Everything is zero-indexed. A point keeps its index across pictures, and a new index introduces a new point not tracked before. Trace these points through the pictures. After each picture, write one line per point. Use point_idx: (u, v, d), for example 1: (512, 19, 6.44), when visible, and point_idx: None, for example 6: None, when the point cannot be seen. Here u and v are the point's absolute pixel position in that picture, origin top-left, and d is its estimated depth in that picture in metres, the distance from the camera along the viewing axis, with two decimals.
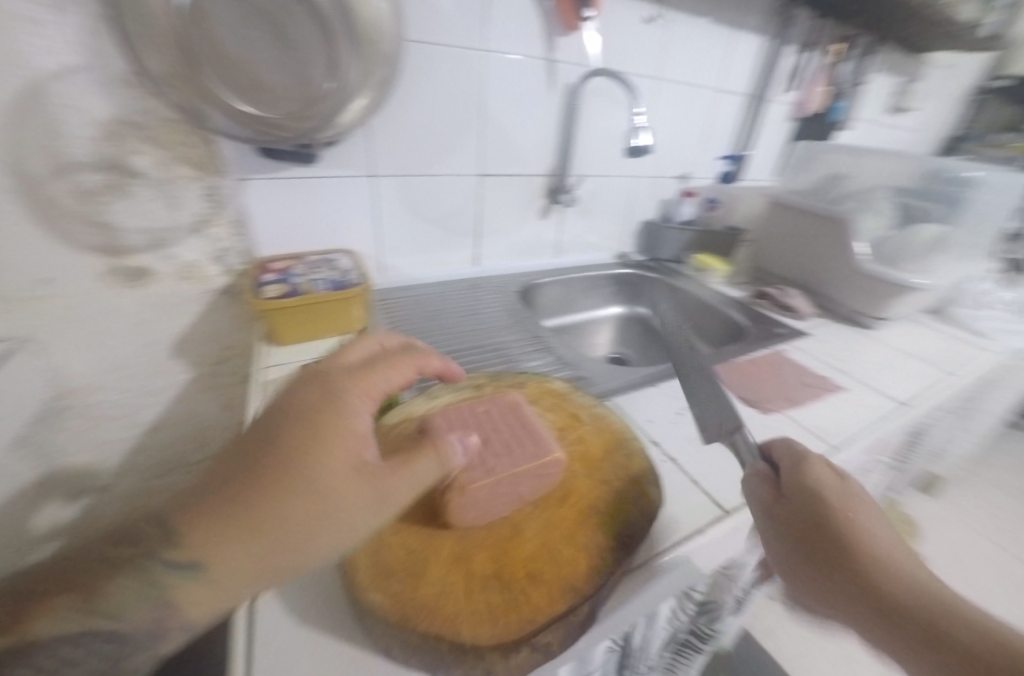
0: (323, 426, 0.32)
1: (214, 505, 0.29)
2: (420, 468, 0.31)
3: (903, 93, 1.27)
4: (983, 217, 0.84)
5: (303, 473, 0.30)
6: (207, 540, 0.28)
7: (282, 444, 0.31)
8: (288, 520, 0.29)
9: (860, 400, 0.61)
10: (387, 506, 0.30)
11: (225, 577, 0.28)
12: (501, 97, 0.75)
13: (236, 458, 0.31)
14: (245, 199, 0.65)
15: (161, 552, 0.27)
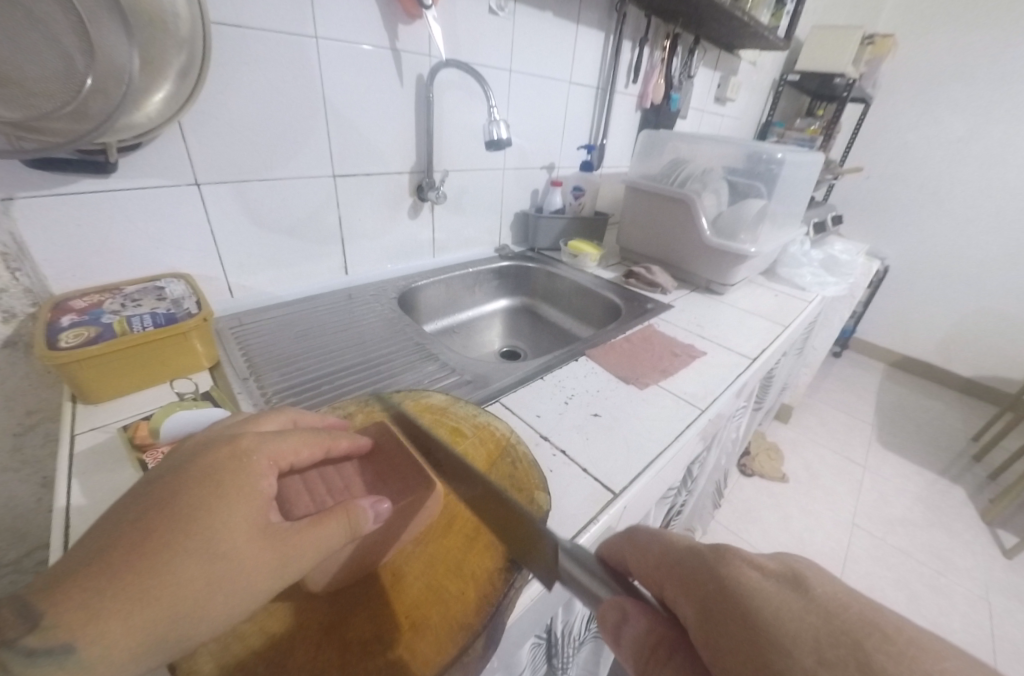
0: (233, 478, 0.27)
1: (90, 574, 0.22)
2: (324, 531, 0.27)
3: (722, 85, 1.46)
4: (790, 190, 1.00)
5: (209, 534, 0.24)
6: (83, 616, 0.21)
7: (178, 504, 0.25)
8: (184, 594, 0.23)
9: (717, 360, 0.69)
10: (289, 572, 0.26)
11: (108, 664, 0.21)
12: (343, 90, 0.68)
13: (121, 520, 0.24)
14: (16, 225, 0.49)
15: (20, 640, 0.19)
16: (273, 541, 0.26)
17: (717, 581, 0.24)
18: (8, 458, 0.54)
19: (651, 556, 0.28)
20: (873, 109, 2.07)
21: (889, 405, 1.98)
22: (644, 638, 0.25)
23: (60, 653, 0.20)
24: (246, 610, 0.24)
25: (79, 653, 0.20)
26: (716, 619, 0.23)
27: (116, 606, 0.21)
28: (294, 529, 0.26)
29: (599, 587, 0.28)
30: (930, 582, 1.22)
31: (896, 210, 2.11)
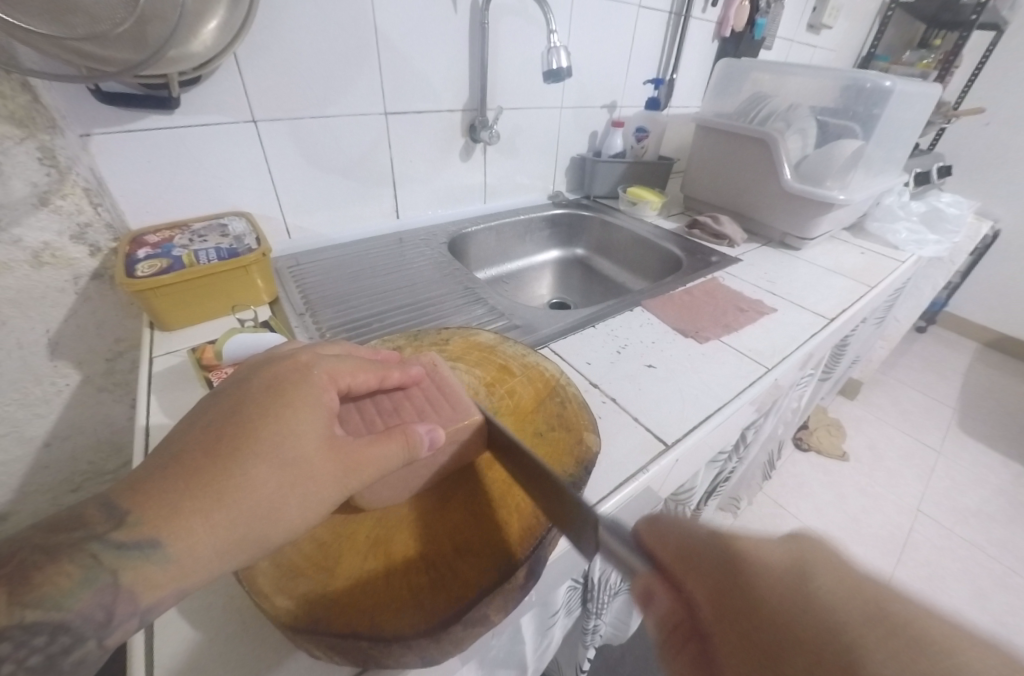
0: (294, 392, 0.27)
1: (171, 475, 0.23)
2: (381, 450, 0.27)
3: (819, 8, 1.26)
4: (895, 130, 0.86)
5: (275, 441, 0.25)
6: (166, 514, 0.22)
7: (244, 414, 0.25)
8: (255, 497, 0.23)
9: (788, 319, 0.63)
10: (350, 484, 0.26)
11: (193, 559, 0.22)
12: (397, 17, 0.64)
13: (193, 430, 0.25)
14: (95, 160, 0.52)
15: (109, 534, 0.21)
16: (335, 451, 0.26)
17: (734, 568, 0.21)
18: (102, 380, 0.60)
19: (670, 548, 0.23)
20: (1010, 36, 1.71)
21: (976, 388, 1.77)
22: (666, 620, 0.22)
23: (145, 547, 0.21)
24: (312, 518, 0.25)
25: (164, 547, 0.21)
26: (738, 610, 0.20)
27: (195, 505, 0.22)
28: (354, 444, 0.26)
29: (635, 561, 0.24)
30: (1001, 579, 1.13)
31: (1021, 163, 1.79)
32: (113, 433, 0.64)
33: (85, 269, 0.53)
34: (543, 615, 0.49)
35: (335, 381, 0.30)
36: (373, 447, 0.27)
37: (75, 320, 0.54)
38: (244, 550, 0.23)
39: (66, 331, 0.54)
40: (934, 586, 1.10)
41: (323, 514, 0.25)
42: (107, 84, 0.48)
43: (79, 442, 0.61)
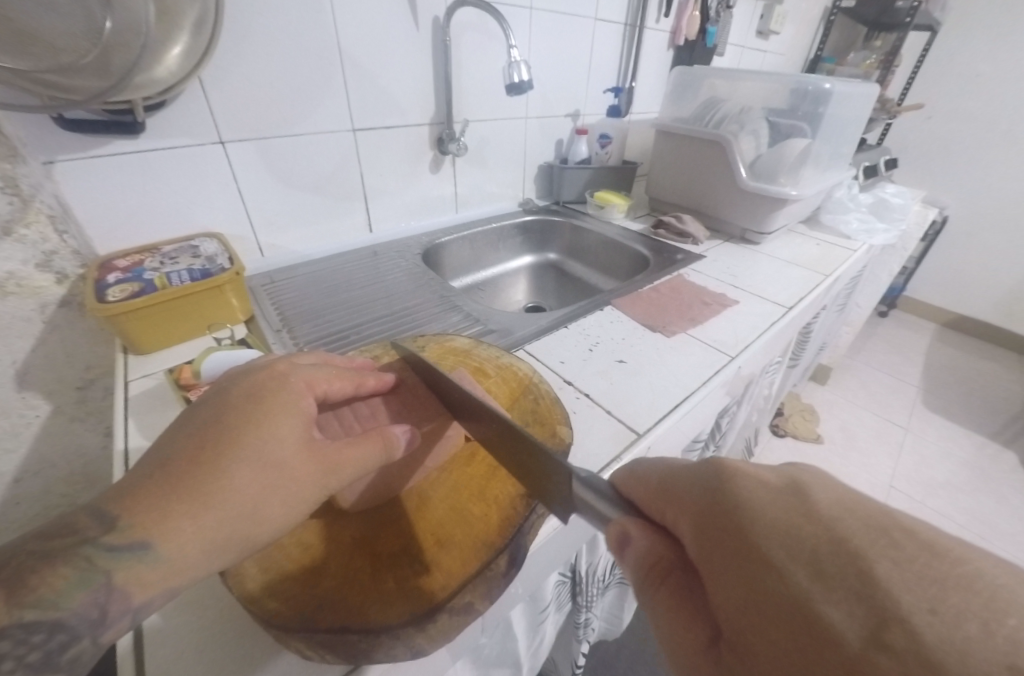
0: (275, 398, 0.28)
1: (157, 482, 0.24)
2: (360, 450, 0.28)
3: (765, 16, 1.33)
4: (840, 128, 0.91)
5: (259, 445, 0.26)
6: (154, 517, 0.22)
7: (226, 420, 0.27)
8: (242, 498, 0.24)
9: (750, 310, 0.66)
10: (332, 483, 0.27)
11: (183, 560, 0.22)
12: (360, 37, 0.66)
13: (176, 438, 0.26)
14: (60, 187, 0.52)
15: (102, 537, 0.22)
16: (317, 453, 0.27)
17: (718, 500, 0.23)
18: (74, 408, 0.59)
19: (653, 485, 0.26)
20: (942, 37, 1.84)
21: (937, 367, 1.87)
22: (647, 555, 0.24)
23: (138, 549, 0.21)
24: (297, 518, 0.26)
25: (155, 549, 0.22)
26: (719, 539, 0.22)
27: (182, 508, 0.23)
28: (335, 445, 0.28)
29: (611, 509, 0.27)
30: (970, 546, 1.19)
31: (961, 153, 1.91)
32: (88, 463, 0.62)
33: (53, 297, 0.53)
34: (532, 611, 0.50)
35: (313, 388, 0.31)
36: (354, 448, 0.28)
37: (43, 349, 0.54)
38: (231, 549, 0.24)
39: (34, 361, 0.54)
40: None
41: (307, 513, 0.27)
42: (70, 111, 0.48)
43: (51, 475, 0.60)
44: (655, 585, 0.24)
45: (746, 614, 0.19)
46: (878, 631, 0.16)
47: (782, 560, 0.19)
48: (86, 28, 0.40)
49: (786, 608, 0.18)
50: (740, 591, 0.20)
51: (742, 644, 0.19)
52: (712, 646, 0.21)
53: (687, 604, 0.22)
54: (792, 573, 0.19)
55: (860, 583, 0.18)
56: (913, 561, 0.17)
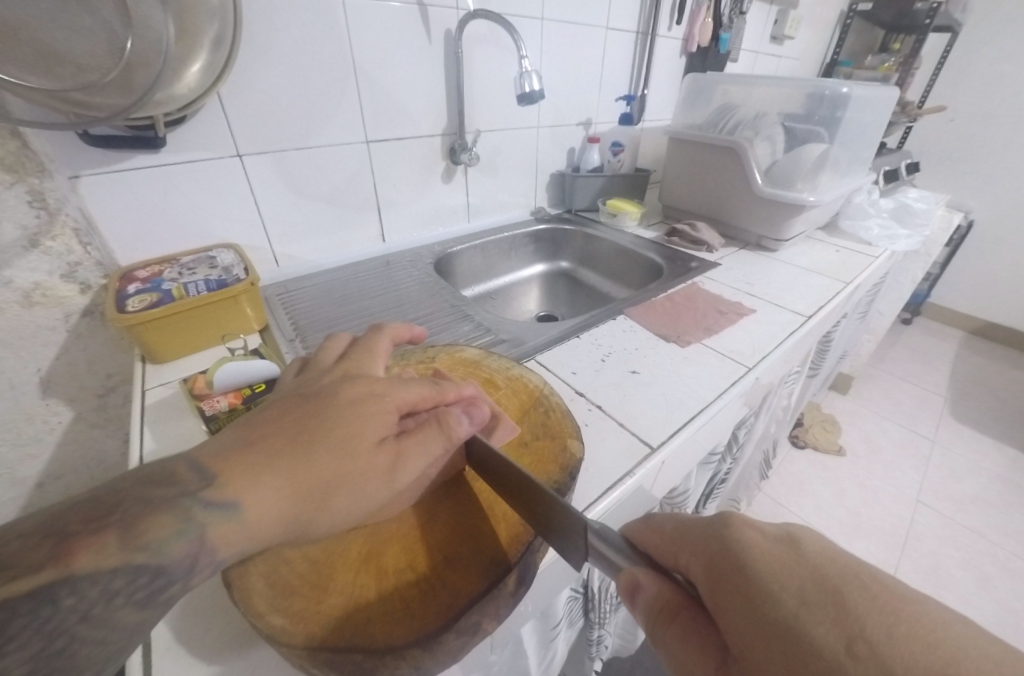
0: (349, 388, 0.30)
1: (243, 449, 0.25)
2: (429, 443, 0.29)
3: (780, 21, 1.31)
4: (859, 132, 0.89)
5: (343, 432, 0.28)
6: (240, 481, 0.24)
7: (306, 404, 0.28)
8: (316, 475, 0.26)
9: (767, 319, 0.64)
10: (397, 472, 0.28)
11: (260, 524, 0.24)
12: (375, 52, 0.68)
13: (267, 416, 0.28)
14: (84, 200, 0.53)
15: (200, 493, 0.22)
16: (392, 445, 0.28)
17: (724, 545, 0.24)
18: (94, 416, 0.60)
19: (666, 531, 0.27)
20: (963, 38, 1.80)
21: (965, 376, 1.80)
22: (655, 598, 0.24)
23: (225, 507, 0.23)
24: (368, 504, 0.27)
25: (238, 510, 0.23)
26: (732, 579, 0.23)
27: (264, 476, 0.24)
28: (401, 436, 0.29)
29: (619, 558, 0.26)
30: (1004, 565, 1.13)
31: (986, 155, 1.85)
32: (106, 469, 0.63)
33: (76, 307, 0.54)
34: (544, 627, 0.49)
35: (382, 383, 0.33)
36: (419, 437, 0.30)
37: (66, 357, 0.55)
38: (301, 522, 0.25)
39: (58, 368, 0.55)
40: (939, 577, 1.10)
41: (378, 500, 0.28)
42: (95, 127, 0.49)
43: (72, 480, 0.61)
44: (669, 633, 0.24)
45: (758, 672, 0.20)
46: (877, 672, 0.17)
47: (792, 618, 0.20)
48: (110, 45, 0.41)
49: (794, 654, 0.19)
50: (756, 632, 0.21)
51: None
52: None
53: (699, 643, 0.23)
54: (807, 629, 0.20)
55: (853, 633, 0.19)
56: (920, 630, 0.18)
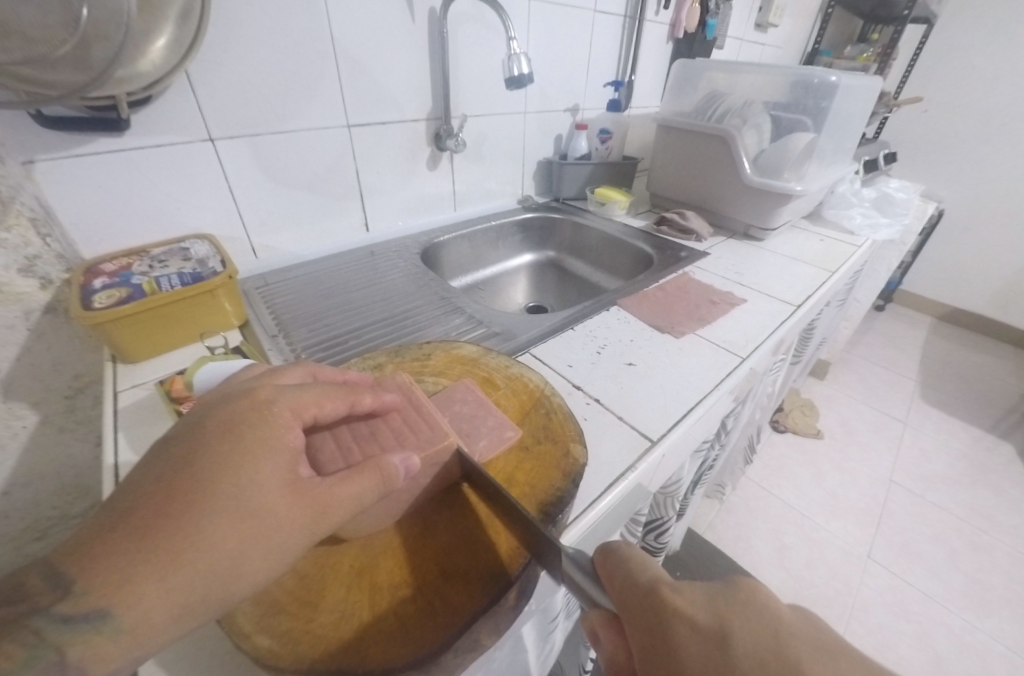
0: (256, 435, 0.27)
1: (120, 533, 0.23)
2: (357, 489, 0.27)
3: (764, 8, 1.31)
4: (844, 121, 0.90)
5: (237, 491, 0.25)
6: (116, 581, 0.21)
7: (202, 462, 0.25)
8: (215, 555, 0.23)
9: (759, 309, 0.65)
10: (319, 527, 0.26)
11: (148, 624, 0.21)
12: (356, 29, 0.64)
13: (145, 483, 0.25)
14: (41, 188, 0.49)
15: (55, 605, 0.20)
16: (301, 496, 0.26)
17: (660, 623, 0.23)
18: (62, 419, 0.56)
19: (616, 587, 0.25)
20: (938, 29, 1.83)
21: (933, 359, 1.87)
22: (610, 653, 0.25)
23: (95, 617, 0.20)
24: (278, 568, 0.25)
25: (116, 616, 0.21)
26: (661, 650, 0.22)
27: (148, 569, 0.22)
28: (323, 485, 0.27)
29: (595, 586, 0.26)
30: (969, 538, 1.19)
31: (956, 146, 1.91)
32: (78, 475, 0.60)
33: (36, 303, 0.50)
34: (543, 622, 0.49)
35: (300, 413, 0.29)
36: (344, 484, 0.27)
37: (28, 358, 0.51)
38: (205, 607, 0.23)
39: (20, 370, 0.51)
40: (911, 551, 1.16)
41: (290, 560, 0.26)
42: (50, 107, 0.45)
43: (41, 487, 0.57)
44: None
45: None
46: None
47: None
48: (64, 17, 0.37)
49: None
50: None
51: None
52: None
53: None
54: None
55: None
56: None
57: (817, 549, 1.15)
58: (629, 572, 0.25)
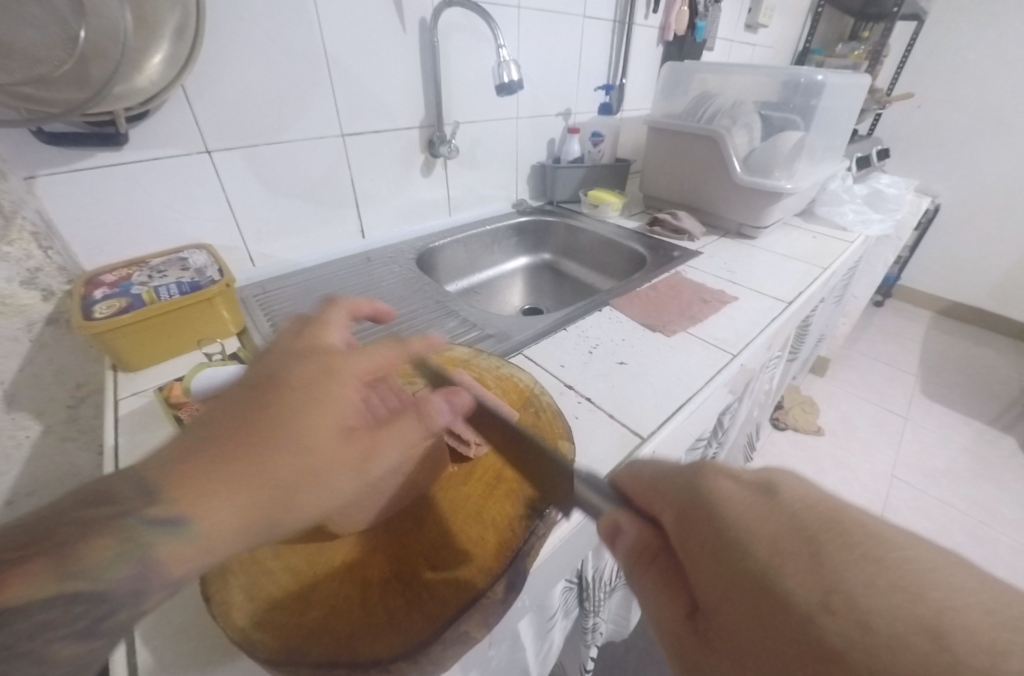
0: (316, 382, 0.29)
1: (196, 453, 0.24)
2: (402, 438, 0.30)
3: (753, 9, 1.33)
4: (833, 119, 0.91)
5: (301, 430, 0.27)
6: (196, 494, 0.23)
7: (268, 399, 0.27)
8: (279, 481, 0.25)
9: (750, 306, 0.65)
10: (365, 470, 0.29)
11: (216, 536, 0.23)
12: (348, 43, 0.66)
13: (213, 413, 0.27)
14: (42, 202, 0.50)
15: (142, 510, 0.22)
16: (354, 441, 0.29)
17: (696, 491, 0.23)
18: (65, 428, 0.57)
19: (645, 481, 0.25)
20: (927, 27, 1.84)
21: (933, 354, 1.87)
22: (636, 543, 0.24)
23: (174, 525, 0.22)
24: (327, 501, 0.27)
25: (193, 525, 0.23)
26: (700, 520, 0.22)
27: (224, 486, 0.24)
28: (372, 432, 0.30)
29: (604, 502, 0.28)
30: (973, 533, 1.19)
31: (950, 141, 1.92)
32: (81, 483, 0.60)
33: (38, 315, 0.51)
34: (541, 620, 0.50)
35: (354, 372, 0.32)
36: (391, 435, 0.30)
37: (31, 368, 0.52)
38: (264, 527, 0.25)
39: (22, 379, 0.52)
40: None
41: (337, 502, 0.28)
42: (50, 124, 0.46)
43: (44, 496, 0.58)
44: (643, 568, 0.23)
45: (730, 611, 0.19)
46: (861, 625, 0.16)
47: (761, 554, 0.19)
48: (63, 37, 0.38)
49: (758, 602, 0.18)
50: (722, 572, 0.20)
51: (720, 634, 0.19)
52: (692, 618, 0.20)
53: (668, 589, 0.22)
54: (775, 569, 0.18)
55: (833, 576, 0.17)
56: (885, 560, 0.17)
57: None
58: (659, 464, 0.26)
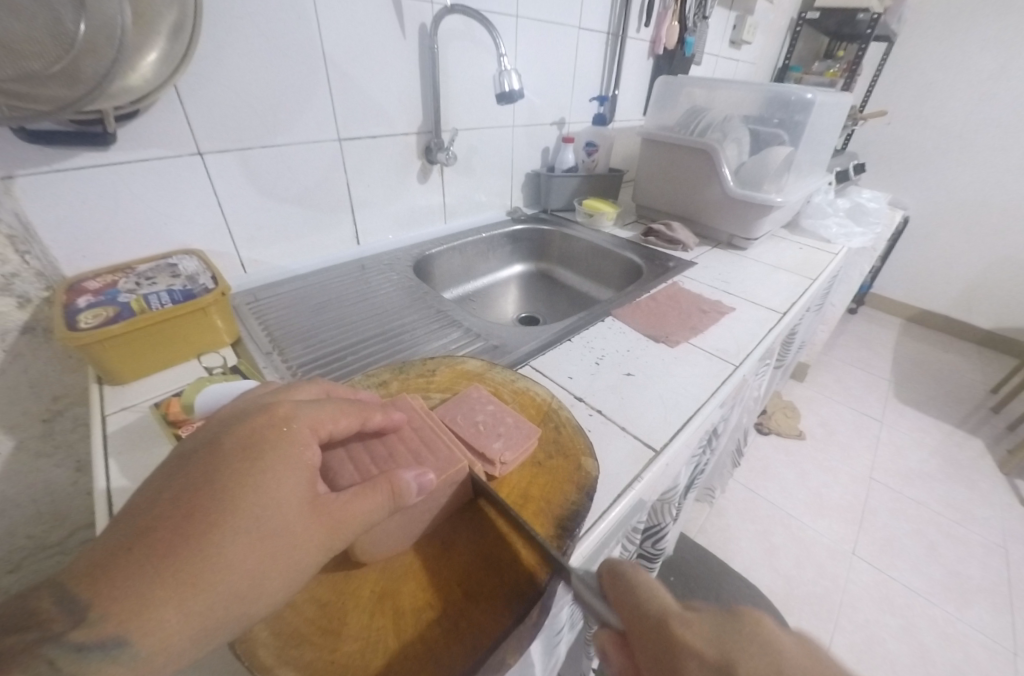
0: (273, 454, 0.26)
1: (135, 554, 0.22)
2: (373, 506, 0.27)
3: (738, 26, 1.37)
4: (819, 134, 0.94)
5: (257, 513, 0.25)
6: (135, 605, 0.21)
7: (218, 481, 0.25)
8: (233, 576, 0.23)
9: (747, 317, 0.67)
10: (337, 544, 0.26)
11: (166, 648, 0.21)
12: (347, 46, 0.64)
13: (161, 501, 0.24)
14: (21, 204, 0.47)
15: (67, 634, 0.20)
16: (322, 515, 0.26)
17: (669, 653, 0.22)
18: (40, 443, 0.54)
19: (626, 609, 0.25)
20: (897, 48, 1.94)
21: (905, 359, 1.95)
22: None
23: (111, 646, 0.20)
24: (298, 581, 0.25)
25: (133, 644, 0.21)
26: None
27: (168, 594, 0.22)
28: (340, 501, 0.27)
29: (607, 606, 0.26)
30: (947, 532, 1.24)
31: (918, 157, 2.01)
32: (56, 501, 0.57)
33: (14, 323, 0.48)
34: (549, 635, 0.49)
35: (318, 431, 0.29)
36: (360, 502, 0.27)
37: (4, 381, 0.49)
38: (226, 627, 0.23)
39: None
40: (893, 547, 1.19)
41: (309, 573, 0.26)
42: (33, 122, 0.44)
43: (15, 517, 0.54)
44: None
45: None
46: None
47: None
48: (53, 33, 0.37)
49: None
50: None
51: None
52: None
53: None
54: None
55: None
56: None
57: (804, 547, 1.17)
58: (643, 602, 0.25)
